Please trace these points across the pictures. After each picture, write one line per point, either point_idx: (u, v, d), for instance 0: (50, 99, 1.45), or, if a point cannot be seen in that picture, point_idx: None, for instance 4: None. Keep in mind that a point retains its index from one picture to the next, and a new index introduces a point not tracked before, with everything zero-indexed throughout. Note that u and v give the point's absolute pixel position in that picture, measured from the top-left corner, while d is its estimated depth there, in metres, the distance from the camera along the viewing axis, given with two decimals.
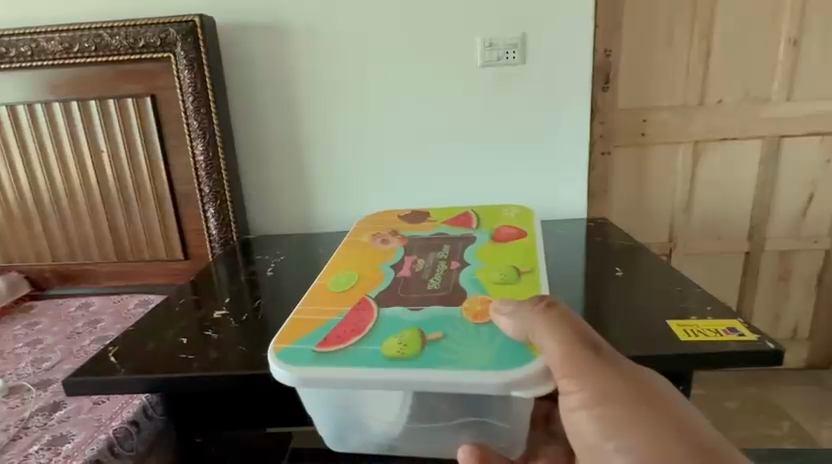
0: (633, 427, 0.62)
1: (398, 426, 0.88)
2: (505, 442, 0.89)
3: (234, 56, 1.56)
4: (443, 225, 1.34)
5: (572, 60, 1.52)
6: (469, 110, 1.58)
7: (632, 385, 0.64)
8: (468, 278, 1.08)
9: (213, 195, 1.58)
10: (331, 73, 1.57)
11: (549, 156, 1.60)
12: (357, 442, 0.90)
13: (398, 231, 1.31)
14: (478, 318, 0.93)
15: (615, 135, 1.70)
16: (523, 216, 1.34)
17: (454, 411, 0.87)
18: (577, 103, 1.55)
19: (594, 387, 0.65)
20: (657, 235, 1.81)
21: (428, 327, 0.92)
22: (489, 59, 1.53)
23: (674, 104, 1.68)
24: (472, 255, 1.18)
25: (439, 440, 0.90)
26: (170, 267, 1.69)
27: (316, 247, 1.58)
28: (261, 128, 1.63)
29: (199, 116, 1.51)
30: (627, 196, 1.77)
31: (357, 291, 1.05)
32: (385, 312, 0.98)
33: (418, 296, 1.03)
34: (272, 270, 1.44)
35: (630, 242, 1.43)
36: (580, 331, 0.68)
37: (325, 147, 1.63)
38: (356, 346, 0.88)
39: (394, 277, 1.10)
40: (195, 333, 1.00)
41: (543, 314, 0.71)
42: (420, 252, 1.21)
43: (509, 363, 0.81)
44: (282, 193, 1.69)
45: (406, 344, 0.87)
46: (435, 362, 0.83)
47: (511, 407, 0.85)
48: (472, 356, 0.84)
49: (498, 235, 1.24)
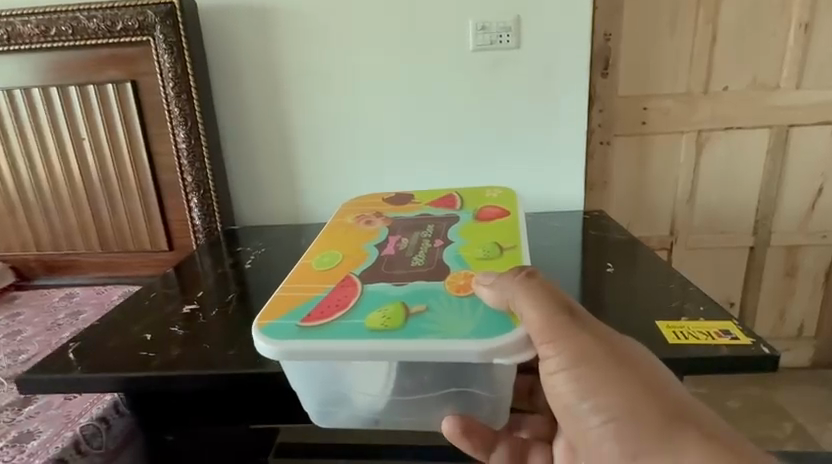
0: (607, 386, 0.64)
1: (382, 400, 0.84)
2: (486, 411, 0.88)
3: (216, 39, 1.51)
4: (428, 206, 1.28)
5: (568, 45, 1.44)
6: (461, 97, 1.51)
7: (608, 347, 0.66)
8: (452, 257, 1.01)
9: (196, 184, 1.54)
10: (318, 58, 1.51)
11: (544, 145, 1.54)
12: (343, 419, 0.86)
13: (383, 213, 1.25)
14: (462, 290, 0.88)
15: (615, 124, 1.63)
16: (506, 196, 1.28)
17: (437, 383, 0.84)
18: (573, 91, 1.48)
19: (572, 349, 0.66)
20: (657, 229, 1.75)
21: (410, 300, 0.87)
22: (482, 43, 1.46)
23: (677, 90, 1.60)
24: (456, 233, 1.12)
25: (421, 413, 0.87)
26: (155, 257, 1.66)
27: (295, 239, 1.53)
28: (246, 114, 1.57)
29: (180, 102, 1.46)
30: (626, 187, 1.70)
31: (340, 268, 1.00)
32: (367, 287, 0.92)
33: (404, 272, 0.96)
34: (250, 262, 1.40)
35: (627, 235, 1.37)
36: (558, 297, 0.70)
37: (314, 135, 1.58)
38: (341, 320, 0.83)
39: (377, 255, 1.04)
40: (160, 329, 0.98)
41: (524, 285, 0.72)
42: (404, 232, 1.14)
43: (491, 330, 0.77)
44: (269, 182, 1.64)
45: (388, 316, 0.82)
46: (419, 334, 0.79)
47: (494, 376, 0.82)
48: (456, 326, 0.79)
49: (483, 214, 1.18)
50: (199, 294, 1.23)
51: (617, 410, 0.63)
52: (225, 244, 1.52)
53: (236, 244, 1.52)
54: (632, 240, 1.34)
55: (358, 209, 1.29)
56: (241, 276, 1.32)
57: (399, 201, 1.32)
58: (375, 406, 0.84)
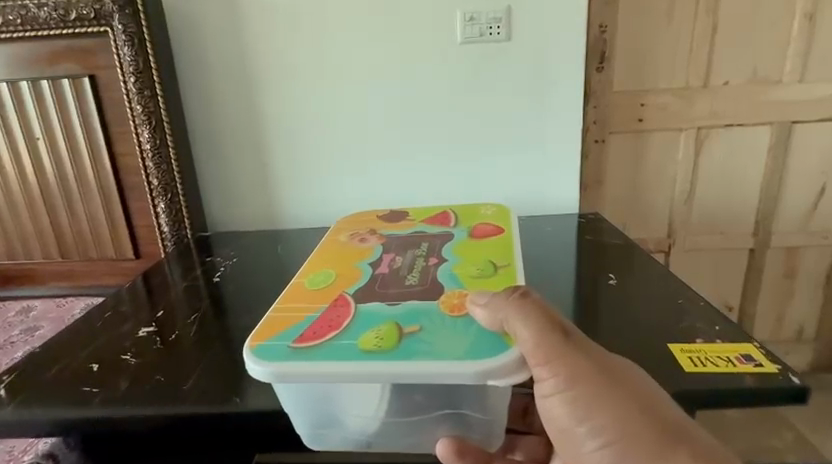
0: (605, 408, 0.59)
1: (376, 422, 0.76)
2: (481, 434, 0.79)
3: (183, 31, 1.39)
4: (421, 224, 1.16)
5: (560, 40, 1.36)
6: (448, 92, 1.42)
7: (605, 369, 0.60)
8: (448, 275, 0.91)
9: (162, 188, 1.41)
10: (294, 51, 1.40)
11: (536, 145, 1.45)
12: (333, 443, 0.77)
13: (376, 230, 1.13)
14: (457, 310, 0.80)
15: (610, 121, 1.54)
16: (500, 214, 1.16)
17: (431, 403, 0.75)
18: (567, 86, 1.39)
19: (569, 373, 0.61)
20: (654, 231, 1.67)
21: (404, 321, 0.79)
22: (470, 35, 1.36)
23: (676, 86, 1.52)
24: (451, 250, 1.01)
25: (414, 436, 0.78)
26: (121, 266, 1.54)
27: (266, 248, 1.42)
28: (218, 111, 1.46)
29: (143, 99, 1.33)
30: (622, 187, 1.62)
31: (332, 286, 0.91)
32: (360, 306, 0.84)
33: (398, 290, 0.88)
34: (220, 275, 1.27)
35: (624, 240, 1.28)
36: (553, 317, 0.63)
37: (290, 134, 1.47)
38: (337, 340, 0.76)
39: (371, 274, 0.94)
40: (110, 356, 0.89)
41: (519, 307, 0.65)
42: (398, 249, 1.03)
43: (486, 351, 0.70)
44: (243, 186, 1.53)
45: (381, 335, 0.75)
46: (415, 355, 0.72)
47: (488, 396, 0.74)
48: (454, 347, 0.72)
49: (476, 231, 1.08)
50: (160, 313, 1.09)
51: (615, 434, 0.58)
52: (194, 253, 1.41)
53: (206, 252, 1.41)
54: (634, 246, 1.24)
55: (352, 227, 1.16)
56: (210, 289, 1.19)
57: (392, 218, 1.19)
58: (366, 427, 0.76)
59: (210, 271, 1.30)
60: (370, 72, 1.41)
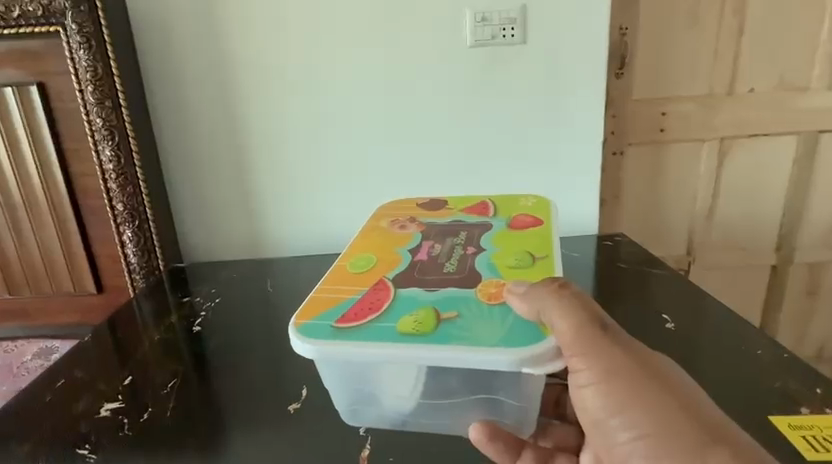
0: (637, 400, 0.56)
1: (409, 400, 0.80)
2: (514, 420, 0.79)
3: (152, 30, 1.20)
4: (461, 212, 1.07)
5: (581, 46, 1.21)
6: (456, 102, 1.26)
7: (638, 361, 0.58)
8: (486, 263, 0.89)
9: (129, 213, 1.21)
10: (281, 53, 1.22)
11: (553, 161, 1.31)
12: (371, 416, 0.84)
13: (417, 217, 1.07)
14: (494, 299, 0.79)
15: (629, 131, 1.42)
16: (541, 203, 1.07)
17: (465, 387, 0.77)
18: (590, 95, 1.25)
19: (597, 360, 0.59)
20: (674, 249, 1.55)
21: (441, 306, 0.79)
22: (481, 37, 1.21)
23: (696, 93, 1.41)
24: (490, 239, 0.96)
25: (444, 415, 0.81)
26: (82, 302, 1.33)
27: (250, 286, 1.26)
28: (194, 122, 1.27)
29: (103, 111, 1.13)
30: (642, 203, 1.50)
31: (374, 271, 0.89)
32: (402, 292, 0.83)
33: (435, 279, 0.86)
34: (200, 325, 1.13)
35: (661, 271, 1.22)
36: (586, 306, 0.62)
37: (277, 149, 1.30)
38: (372, 322, 0.78)
39: (410, 261, 0.92)
40: (67, 453, 0.82)
41: (556, 295, 0.64)
42: (438, 238, 0.98)
43: (522, 340, 0.71)
44: (225, 208, 1.35)
45: (419, 320, 0.76)
46: (453, 339, 0.73)
47: (520, 383, 0.75)
48: (487, 333, 0.73)
49: (516, 221, 1.00)
50: (128, 380, 0.98)
51: (651, 426, 0.55)
52: (168, 296, 1.24)
53: (181, 294, 1.24)
54: (665, 287, 1.16)
55: (391, 213, 1.09)
56: (186, 351, 1.05)
57: (433, 207, 1.10)
58: (403, 406, 0.81)
59: (189, 317, 1.16)
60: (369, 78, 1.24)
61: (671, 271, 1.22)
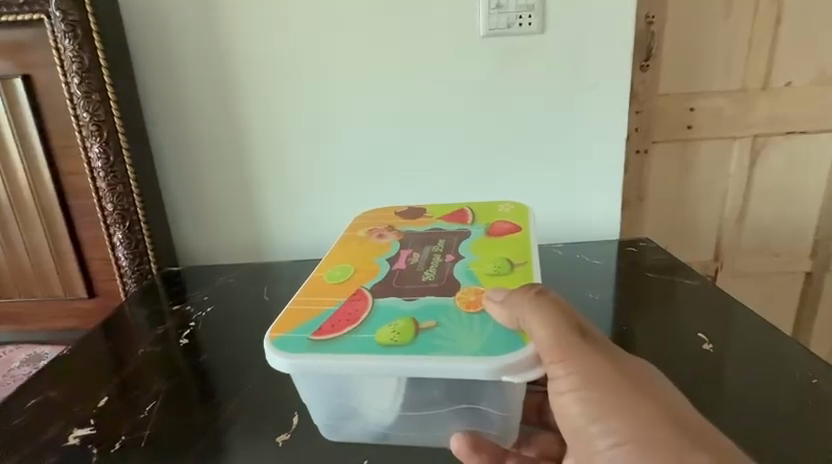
0: (615, 407, 0.56)
1: (390, 413, 0.78)
2: (498, 431, 0.78)
3: (143, 20, 1.12)
4: (438, 221, 1.06)
5: (606, 34, 1.12)
6: (469, 96, 1.17)
7: (615, 366, 0.58)
8: (466, 272, 0.88)
9: (119, 214, 1.14)
10: (282, 45, 1.14)
11: (573, 159, 1.21)
12: (352, 433, 0.82)
13: (395, 225, 1.05)
14: (473, 306, 0.79)
15: (655, 128, 1.32)
16: (519, 209, 1.05)
17: (448, 398, 0.76)
18: (614, 88, 1.16)
19: (575, 366, 0.59)
20: (700, 254, 1.45)
21: (420, 316, 0.78)
22: (496, 27, 1.12)
23: (728, 87, 1.30)
24: (468, 247, 0.95)
25: (431, 429, 0.80)
26: (71, 308, 1.26)
27: (249, 297, 1.17)
28: (189, 118, 1.19)
29: (91, 105, 1.06)
30: (666, 205, 1.40)
31: (351, 280, 0.89)
32: (379, 302, 0.82)
33: (413, 287, 0.86)
34: (188, 336, 1.06)
35: (697, 282, 1.11)
36: (560, 312, 0.63)
37: (278, 146, 1.22)
38: (351, 334, 0.77)
39: (389, 269, 0.91)
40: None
41: (533, 304, 0.64)
42: (416, 246, 0.97)
43: (500, 348, 0.71)
44: (223, 211, 1.27)
45: (398, 330, 0.76)
46: (432, 349, 0.72)
47: (503, 392, 0.74)
48: (465, 342, 0.73)
49: (493, 228, 0.99)
50: (103, 402, 0.92)
51: (630, 433, 0.54)
52: (158, 301, 1.17)
53: (172, 300, 1.17)
54: (694, 299, 1.06)
55: (369, 222, 1.07)
56: (172, 368, 0.99)
57: (410, 215, 1.09)
58: (384, 420, 0.79)
59: (178, 328, 1.09)
60: (375, 70, 1.16)
61: (705, 282, 1.11)
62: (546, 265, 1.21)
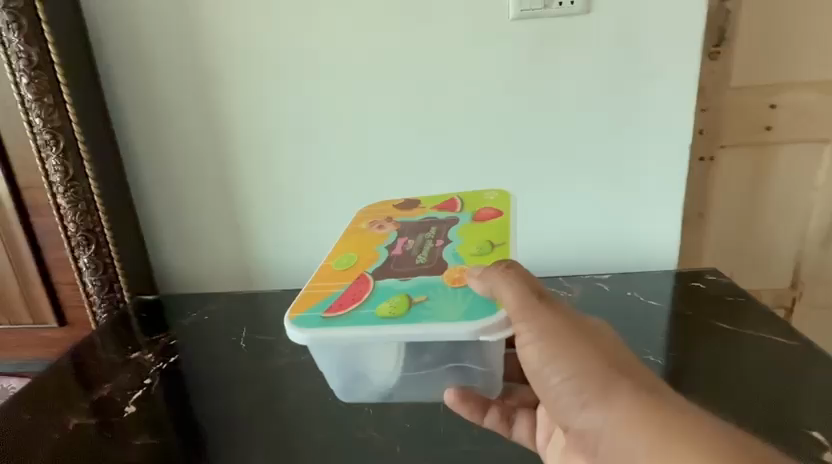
0: (572, 357, 0.48)
1: (395, 374, 0.68)
2: (484, 386, 0.68)
3: (105, 6, 0.95)
4: (432, 211, 0.83)
5: (669, 13, 0.89)
6: (498, 96, 0.96)
7: (578, 323, 0.50)
8: (457, 256, 0.70)
9: (83, 236, 0.99)
10: (266, 32, 0.95)
11: (621, 171, 0.99)
12: (359, 393, 0.72)
13: (395, 217, 0.82)
14: (458, 281, 0.65)
15: (723, 130, 1.08)
16: (504, 195, 0.82)
17: (435, 360, 0.67)
18: (678, 80, 0.93)
19: (536, 321, 0.51)
20: (773, 281, 1.21)
21: (414, 289, 0.65)
22: (528, 7, 0.90)
23: (818, 77, 1.06)
24: (458, 231, 0.75)
25: (424, 387, 0.71)
26: (40, 337, 1.11)
27: (224, 339, 0.95)
28: (161, 119, 1.01)
29: (44, 109, 0.91)
30: (734, 221, 1.16)
31: (356, 264, 0.72)
32: (378, 283, 0.67)
33: (408, 271, 0.69)
34: (135, 402, 0.81)
35: (797, 342, 0.84)
36: (525, 273, 0.55)
37: (262, 152, 1.03)
38: (355, 311, 0.63)
39: (387, 256, 0.73)
40: None
41: (501, 271, 0.56)
42: (408, 232, 0.77)
43: (483, 310, 0.60)
44: (204, 229, 1.09)
45: (390, 300, 0.64)
46: (422, 317, 0.61)
47: (484, 348, 0.63)
48: (467, 307, 0.61)
49: (482, 213, 0.78)
50: None
51: (582, 372, 0.47)
52: (114, 347, 0.95)
53: (128, 348, 0.95)
54: (782, 357, 0.81)
55: (364, 216, 0.84)
56: (112, 440, 0.74)
57: (408, 205, 0.86)
58: (388, 382, 0.70)
59: (125, 389, 0.84)
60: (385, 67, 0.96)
61: (804, 341, 0.84)
62: (585, 302, 0.98)
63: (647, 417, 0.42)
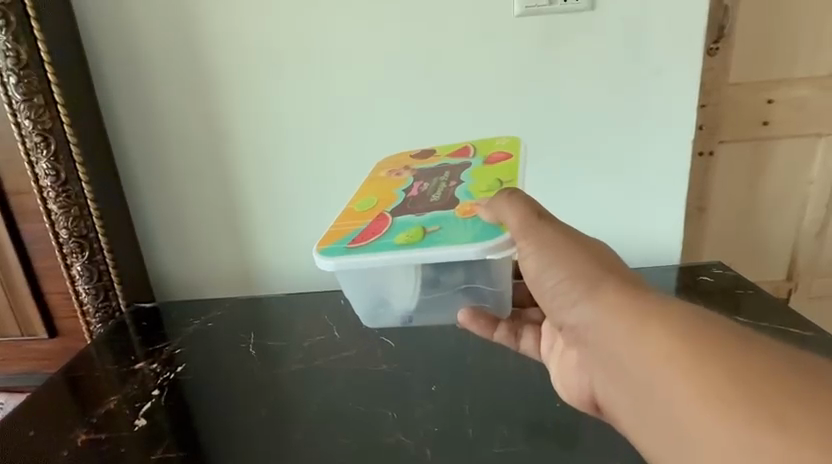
0: (566, 262, 0.48)
1: (416, 296, 0.68)
2: (495, 306, 0.69)
3: (95, 4, 0.91)
4: (446, 157, 0.79)
5: (673, 7, 0.89)
6: (506, 94, 0.95)
7: (578, 238, 0.50)
8: (468, 193, 0.68)
9: (76, 242, 0.95)
10: (269, 30, 0.92)
11: (632, 166, 0.99)
12: (386, 319, 0.72)
13: (411, 165, 0.79)
14: (469, 213, 0.64)
15: (723, 124, 1.13)
16: (513, 141, 0.79)
17: (446, 285, 0.67)
18: (684, 76, 0.93)
19: (536, 238, 0.51)
20: (769, 272, 1.28)
21: (429, 221, 0.65)
22: (534, 5, 0.90)
23: (812, 74, 1.12)
24: (470, 173, 0.73)
25: (439, 311, 0.72)
26: (31, 350, 1.06)
27: (232, 347, 0.91)
28: (157, 120, 0.98)
29: (34, 111, 0.87)
30: (732, 210, 1.21)
31: (376, 204, 0.70)
32: (397, 218, 0.66)
33: (425, 205, 0.68)
34: (144, 414, 0.78)
35: (814, 332, 0.84)
36: (531, 198, 0.54)
37: (264, 153, 1.00)
38: (376, 240, 0.63)
39: (404, 199, 0.70)
40: None
41: (508, 194, 0.55)
42: (424, 177, 0.75)
43: (493, 230, 0.60)
44: (203, 231, 1.05)
45: (406, 230, 0.63)
46: (436, 242, 0.61)
47: (491, 267, 0.64)
48: (483, 229, 0.61)
49: (493, 156, 0.76)
50: None
51: (583, 281, 0.46)
52: (112, 359, 0.91)
53: (129, 359, 0.91)
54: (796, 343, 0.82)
55: (379, 168, 0.81)
56: (119, 456, 0.70)
57: (422, 155, 0.82)
58: (409, 306, 0.70)
59: (132, 401, 0.80)
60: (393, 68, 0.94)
61: (821, 332, 0.84)
62: None
63: (638, 310, 0.41)
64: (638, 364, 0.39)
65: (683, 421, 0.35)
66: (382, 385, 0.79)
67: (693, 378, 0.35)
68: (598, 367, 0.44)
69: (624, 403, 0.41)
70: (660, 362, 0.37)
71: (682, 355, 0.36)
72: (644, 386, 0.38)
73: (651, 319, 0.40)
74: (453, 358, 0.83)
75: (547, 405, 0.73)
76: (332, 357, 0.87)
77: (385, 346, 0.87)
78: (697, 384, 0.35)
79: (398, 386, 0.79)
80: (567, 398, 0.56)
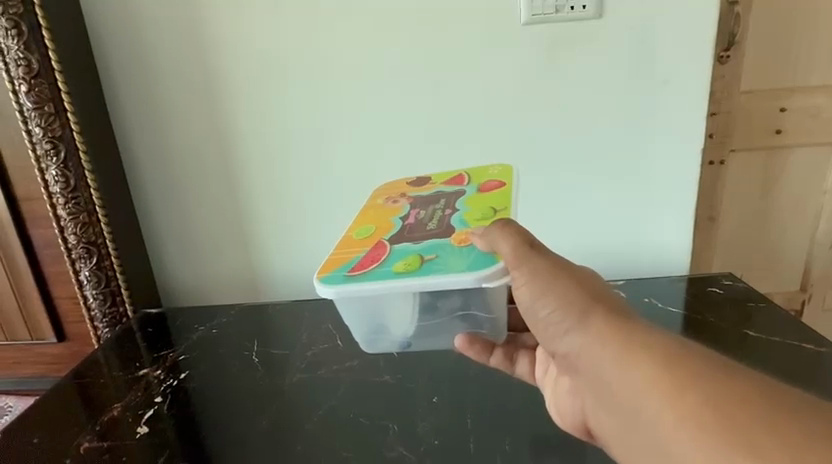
0: (557, 291, 0.47)
1: (414, 326, 0.68)
2: (491, 332, 0.68)
3: (105, 14, 0.92)
4: (440, 185, 0.78)
5: (682, 16, 0.88)
6: (513, 101, 0.95)
7: (569, 268, 0.49)
8: (463, 222, 0.67)
9: (84, 248, 0.96)
10: (275, 39, 0.93)
11: (640, 177, 0.98)
12: (385, 345, 0.73)
13: (406, 193, 0.78)
14: (464, 242, 0.64)
15: (734, 133, 1.12)
16: (505, 169, 0.78)
17: (442, 311, 0.66)
18: (693, 85, 0.92)
19: (529, 268, 0.50)
20: (781, 283, 1.26)
21: (426, 249, 0.64)
22: (541, 12, 0.89)
23: (824, 82, 1.10)
24: (465, 201, 0.72)
25: (436, 335, 0.71)
26: (40, 354, 1.07)
27: (236, 355, 0.92)
28: (164, 128, 0.99)
29: (45, 118, 0.88)
30: (743, 221, 1.19)
31: (374, 232, 0.70)
32: (395, 246, 0.66)
33: (423, 234, 0.67)
34: (147, 422, 0.78)
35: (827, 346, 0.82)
36: (523, 227, 0.54)
37: (270, 162, 1.00)
38: (374, 269, 0.63)
39: (402, 228, 0.70)
40: None
41: (501, 224, 0.55)
42: (420, 204, 0.74)
43: (489, 258, 0.60)
44: (208, 240, 1.06)
45: (404, 258, 0.63)
46: (433, 270, 0.61)
47: (486, 294, 0.63)
48: (480, 258, 0.61)
49: (486, 185, 0.75)
50: None
51: (578, 307, 0.45)
52: (118, 365, 0.92)
53: (135, 365, 0.91)
54: (809, 359, 0.80)
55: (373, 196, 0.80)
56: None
57: (418, 182, 0.81)
58: (407, 333, 0.70)
59: (136, 409, 0.81)
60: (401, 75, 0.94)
61: None
62: None
63: (629, 335, 0.41)
64: (628, 388, 0.39)
65: (667, 444, 0.36)
66: (384, 395, 0.79)
67: (674, 404, 0.35)
68: (589, 393, 0.44)
69: (616, 433, 0.41)
70: (643, 387, 0.38)
71: (664, 381, 0.37)
72: (632, 416, 0.39)
73: (636, 350, 0.39)
74: (453, 373, 0.83)
75: (548, 420, 0.72)
76: (335, 366, 0.86)
77: (388, 355, 0.87)
78: (679, 410, 0.35)
79: (399, 398, 0.78)
80: (561, 425, 0.57)
